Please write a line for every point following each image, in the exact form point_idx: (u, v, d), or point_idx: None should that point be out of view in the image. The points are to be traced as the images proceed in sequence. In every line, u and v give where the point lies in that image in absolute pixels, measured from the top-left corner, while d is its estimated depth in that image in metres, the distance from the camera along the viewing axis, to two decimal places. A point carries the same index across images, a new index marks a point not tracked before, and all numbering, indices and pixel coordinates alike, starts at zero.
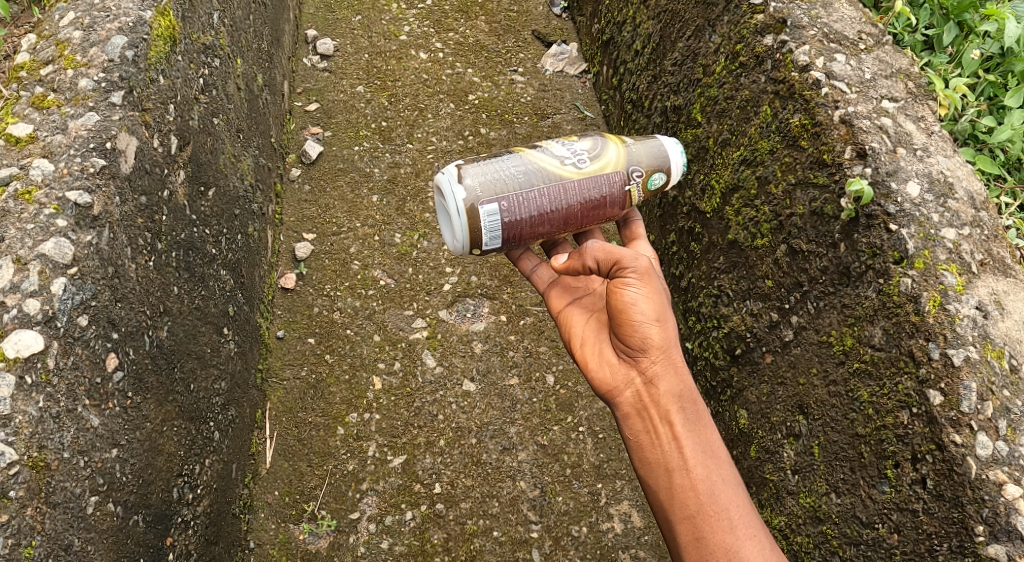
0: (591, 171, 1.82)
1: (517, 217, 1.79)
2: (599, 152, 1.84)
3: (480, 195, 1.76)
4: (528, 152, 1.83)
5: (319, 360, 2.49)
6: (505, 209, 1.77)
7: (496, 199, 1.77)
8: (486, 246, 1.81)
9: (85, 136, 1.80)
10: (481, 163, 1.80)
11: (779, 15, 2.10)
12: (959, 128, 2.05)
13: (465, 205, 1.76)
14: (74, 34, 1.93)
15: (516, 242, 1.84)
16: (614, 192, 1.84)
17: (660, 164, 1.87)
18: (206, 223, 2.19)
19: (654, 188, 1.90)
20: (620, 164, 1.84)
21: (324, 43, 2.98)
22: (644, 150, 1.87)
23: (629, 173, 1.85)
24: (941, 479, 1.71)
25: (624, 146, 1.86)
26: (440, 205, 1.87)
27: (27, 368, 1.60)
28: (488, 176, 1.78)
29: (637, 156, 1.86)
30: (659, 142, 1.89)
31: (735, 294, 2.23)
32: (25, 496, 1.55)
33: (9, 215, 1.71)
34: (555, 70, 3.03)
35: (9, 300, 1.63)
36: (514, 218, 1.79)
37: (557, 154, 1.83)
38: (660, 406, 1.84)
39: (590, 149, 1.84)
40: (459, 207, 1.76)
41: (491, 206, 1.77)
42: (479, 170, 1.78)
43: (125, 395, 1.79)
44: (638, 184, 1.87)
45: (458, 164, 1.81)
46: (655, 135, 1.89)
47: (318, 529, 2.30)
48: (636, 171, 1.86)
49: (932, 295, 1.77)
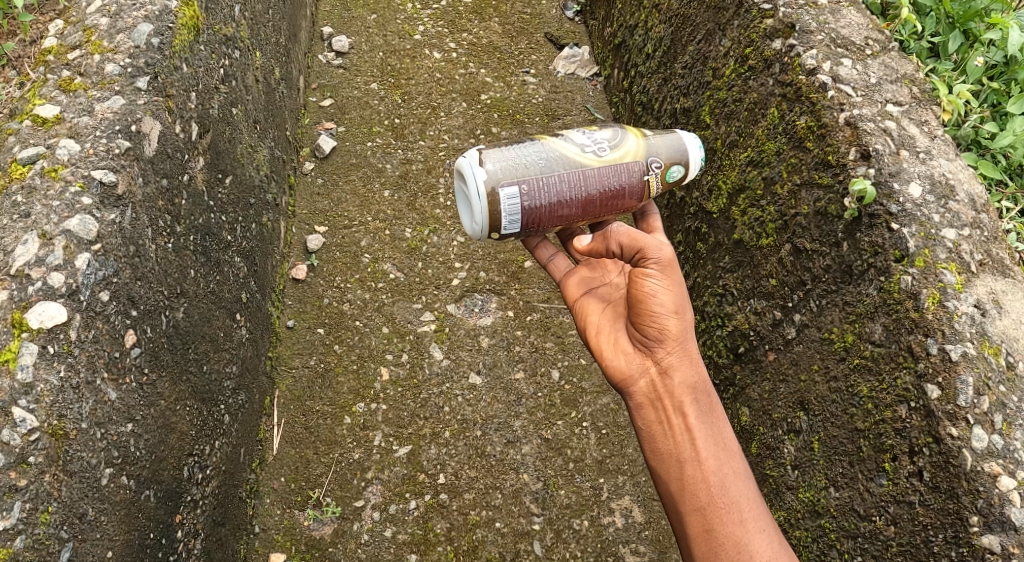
0: (611, 160, 1.87)
1: (536, 202, 1.83)
2: (619, 142, 1.89)
3: (500, 178, 1.81)
4: (550, 140, 1.88)
5: (328, 350, 2.52)
6: (524, 195, 1.82)
7: (515, 183, 1.81)
8: (504, 230, 1.85)
9: (110, 118, 1.85)
10: (503, 148, 1.85)
11: (788, 20, 2.15)
12: (962, 133, 2.11)
13: (486, 188, 1.80)
14: (102, 21, 1.99)
15: (536, 228, 1.88)
16: (634, 181, 1.89)
17: (679, 157, 1.92)
18: (223, 210, 2.23)
19: (673, 181, 1.94)
20: (640, 154, 1.89)
21: (340, 40, 3.04)
22: (664, 143, 1.92)
23: (648, 164, 1.89)
24: (937, 471, 1.75)
25: (644, 137, 1.91)
26: (460, 190, 1.91)
27: (50, 338, 1.64)
28: (509, 161, 1.83)
29: (656, 147, 1.90)
30: (679, 135, 1.93)
31: (740, 293, 2.28)
32: (44, 462, 1.59)
33: (36, 192, 1.75)
34: (566, 73, 3.09)
35: (34, 273, 1.67)
36: (534, 204, 1.83)
37: (578, 141, 1.88)
38: (674, 397, 1.89)
39: (610, 138, 1.89)
40: (479, 190, 1.81)
41: (511, 190, 1.81)
42: (501, 155, 1.83)
43: (141, 371, 1.83)
44: (658, 175, 1.91)
45: (479, 150, 1.86)
46: (675, 129, 1.94)
47: (323, 516, 2.33)
48: (656, 162, 1.90)
49: (931, 292, 1.81)
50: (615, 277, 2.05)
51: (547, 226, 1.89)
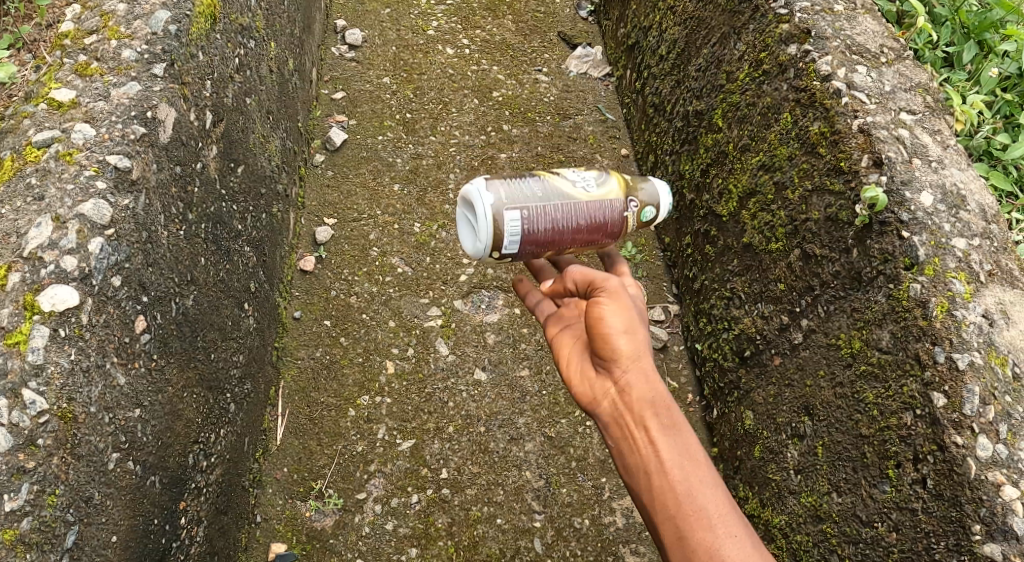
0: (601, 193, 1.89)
1: (539, 236, 1.84)
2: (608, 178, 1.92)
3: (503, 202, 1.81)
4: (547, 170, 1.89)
5: (334, 341, 2.53)
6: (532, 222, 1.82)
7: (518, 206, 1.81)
8: (505, 251, 1.83)
9: (127, 104, 1.87)
10: (504, 176, 1.86)
11: (803, 26, 2.16)
12: (974, 143, 2.10)
13: (490, 209, 1.79)
14: (119, 7, 2.00)
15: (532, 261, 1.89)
16: (614, 219, 1.90)
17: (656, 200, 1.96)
18: (235, 199, 2.24)
19: (646, 222, 1.98)
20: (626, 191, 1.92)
21: (353, 33, 3.04)
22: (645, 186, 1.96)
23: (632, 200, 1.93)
24: (940, 479, 1.76)
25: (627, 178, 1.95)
26: (462, 215, 1.91)
27: (61, 322, 1.67)
28: (512, 187, 1.83)
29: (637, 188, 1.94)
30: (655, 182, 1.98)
31: (747, 296, 2.29)
32: (53, 444, 1.62)
33: (50, 174, 1.77)
34: (578, 72, 3.09)
35: (47, 256, 1.70)
36: (538, 236, 1.83)
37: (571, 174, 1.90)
38: (635, 412, 1.74)
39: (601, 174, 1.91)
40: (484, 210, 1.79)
41: (520, 214, 1.81)
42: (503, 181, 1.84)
43: (150, 357, 1.85)
44: (635, 214, 1.94)
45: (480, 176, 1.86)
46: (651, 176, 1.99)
47: (325, 507, 2.34)
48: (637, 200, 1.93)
49: (940, 301, 1.83)
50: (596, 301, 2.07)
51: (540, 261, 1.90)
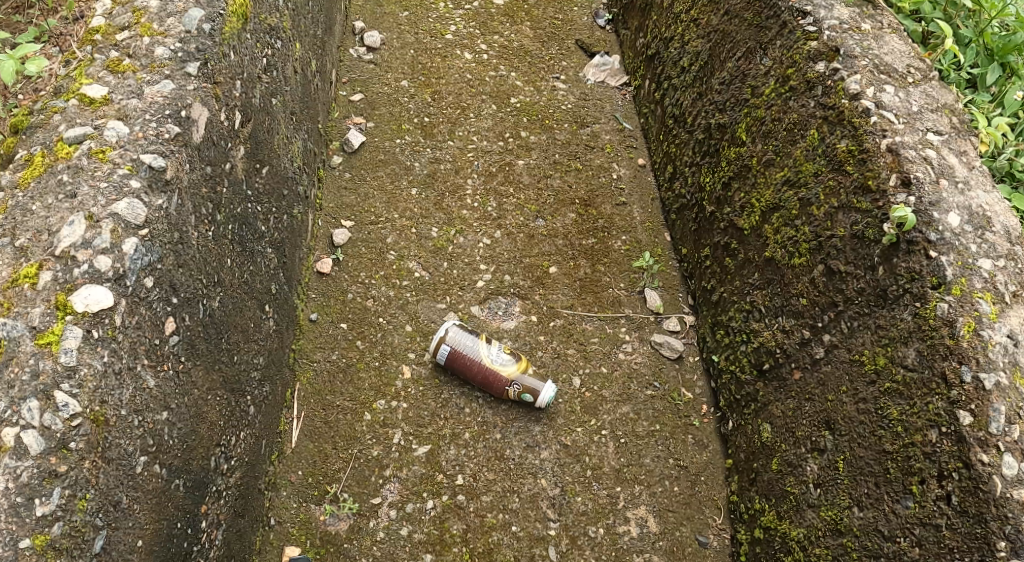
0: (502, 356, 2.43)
1: (458, 364, 2.45)
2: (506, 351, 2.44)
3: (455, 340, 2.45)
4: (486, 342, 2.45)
5: (350, 345, 2.51)
6: (450, 359, 2.45)
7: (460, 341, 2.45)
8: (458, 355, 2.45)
9: (160, 102, 1.85)
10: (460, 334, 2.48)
11: (832, 43, 2.18)
12: (998, 164, 2.14)
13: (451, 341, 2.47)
14: (151, 3, 1.99)
15: (484, 347, 2.45)
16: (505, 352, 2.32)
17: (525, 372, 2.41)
18: (259, 200, 2.22)
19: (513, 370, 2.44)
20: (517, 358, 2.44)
21: (372, 35, 3.03)
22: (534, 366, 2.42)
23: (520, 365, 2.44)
24: (966, 496, 1.78)
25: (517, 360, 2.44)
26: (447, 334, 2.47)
27: (95, 322, 1.65)
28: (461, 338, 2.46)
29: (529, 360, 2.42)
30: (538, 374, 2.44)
31: (768, 310, 2.30)
32: (85, 448, 1.60)
33: (83, 172, 1.75)
34: (596, 80, 3.10)
35: (81, 255, 1.68)
36: (458, 373, 2.47)
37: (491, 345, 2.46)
38: None
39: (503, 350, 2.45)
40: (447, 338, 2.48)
41: (445, 352, 2.45)
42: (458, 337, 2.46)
43: (178, 359, 1.83)
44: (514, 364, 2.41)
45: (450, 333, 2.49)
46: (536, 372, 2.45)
47: (339, 511, 2.32)
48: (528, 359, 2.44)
49: (967, 321, 1.85)
50: (547, 400, 2.42)
51: (471, 375, 2.45)
